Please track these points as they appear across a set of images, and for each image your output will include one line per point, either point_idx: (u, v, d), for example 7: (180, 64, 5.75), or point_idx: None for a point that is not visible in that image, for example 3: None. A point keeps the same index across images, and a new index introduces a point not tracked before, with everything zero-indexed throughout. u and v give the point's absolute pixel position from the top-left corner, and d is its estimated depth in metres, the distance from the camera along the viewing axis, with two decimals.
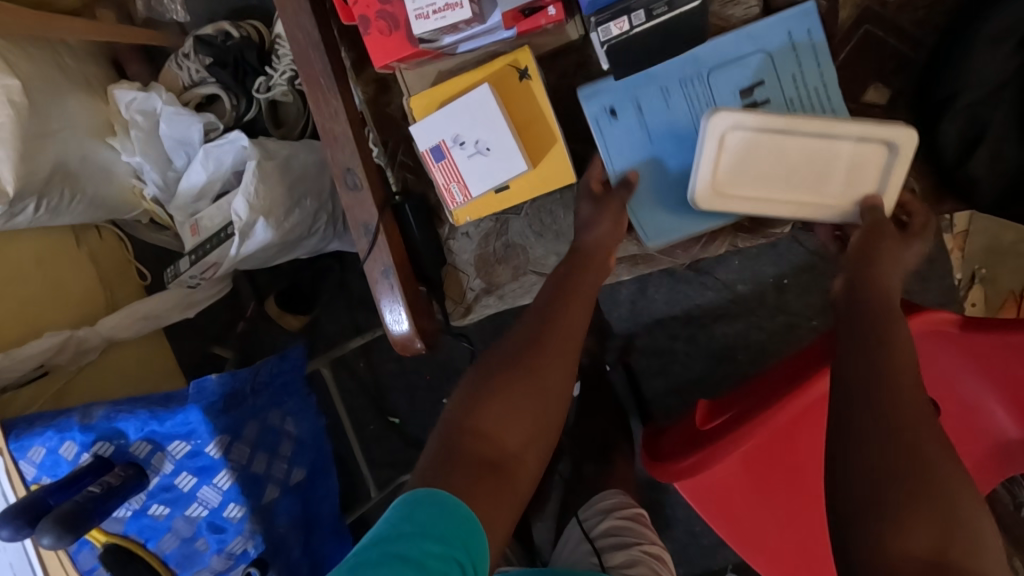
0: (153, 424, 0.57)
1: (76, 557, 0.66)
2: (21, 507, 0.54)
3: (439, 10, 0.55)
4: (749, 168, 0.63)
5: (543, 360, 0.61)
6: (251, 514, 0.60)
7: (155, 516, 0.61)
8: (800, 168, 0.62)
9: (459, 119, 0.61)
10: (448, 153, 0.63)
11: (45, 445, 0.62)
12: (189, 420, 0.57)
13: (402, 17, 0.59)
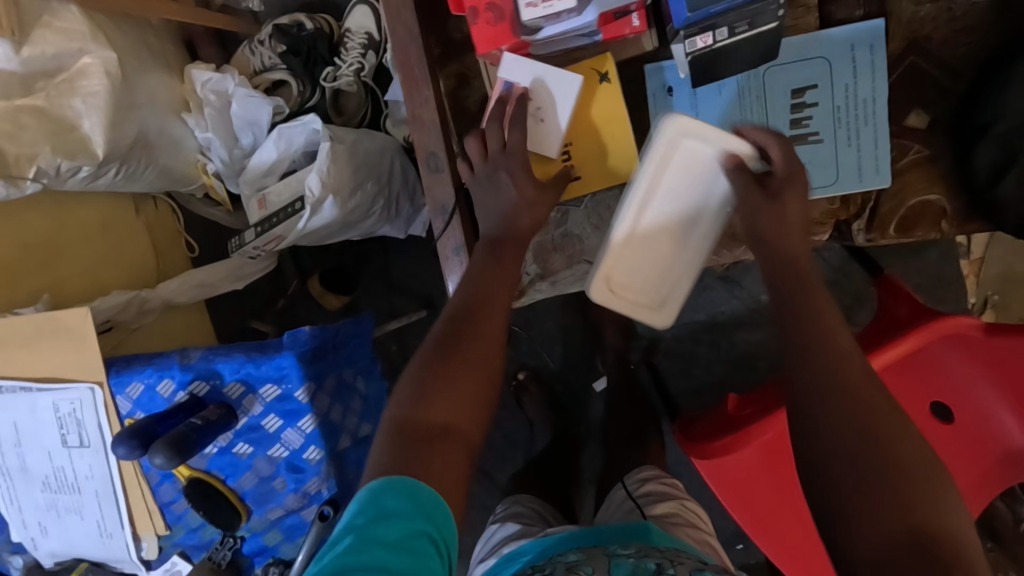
0: (249, 367, 0.64)
1: (156, 489, 0.70)
2: (133, 431, 0.62)
3: (546, 1, 0.60)
4: (635, 254, 0.70)
5: (482, 337, 0.60)
6: (326, 458, 0.66)
7: (239, 454, 0.67)
8: (663, 217, 0.69)
9: (546, 78, 0.68)
10: (516, 91, 0.69)
11: (143, 382, 0.67)
12: (283, 364, 0.63)
13: (508, 12, 0.64)
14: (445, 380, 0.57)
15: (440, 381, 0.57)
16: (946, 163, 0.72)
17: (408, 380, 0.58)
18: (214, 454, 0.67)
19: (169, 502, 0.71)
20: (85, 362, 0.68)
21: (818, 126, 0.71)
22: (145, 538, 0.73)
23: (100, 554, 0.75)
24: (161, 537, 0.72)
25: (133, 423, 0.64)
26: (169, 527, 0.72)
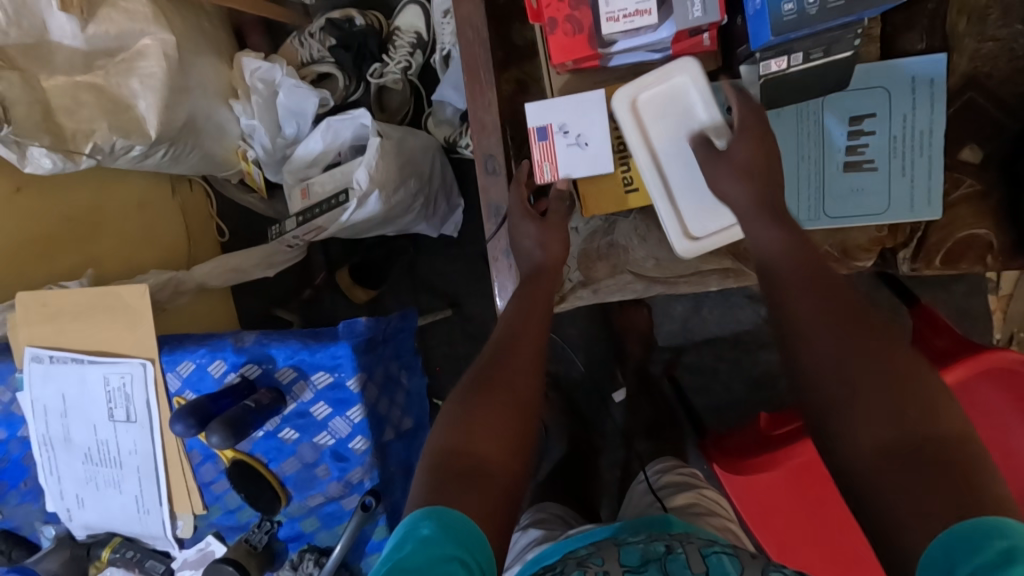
0: (303, 354, 0.65)
1: (198, 469, 0.71)
2: (191, 409, 0.63)
3: (629, 14, 0.59)
4: (692, 197, 0.70)
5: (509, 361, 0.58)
6: (370, 449, 0.66)
7: (284, 439, 0.68)
8: (682, 151, 0.69)
9: (571, 112, 0.70)
10: (551, 136, 0.71)
11: (194, 361, 0.68)
12: (337, 353, 0.64)
13: (586, 23, 0.62)
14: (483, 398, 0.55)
15: (475, 406, 0.53)
16: (997, 199, 0.73)
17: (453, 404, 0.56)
18: (260, 436, 0.68)
19: (209, 482, 0.72)
20: (139, 338, 0.69)
21: (874, 154, 0.72)
22: (181, 517, 0.73)
23: (134, 529, 0.75)
24: (197, 516, 0.73)
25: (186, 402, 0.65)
26: (206, 508, 0.72)
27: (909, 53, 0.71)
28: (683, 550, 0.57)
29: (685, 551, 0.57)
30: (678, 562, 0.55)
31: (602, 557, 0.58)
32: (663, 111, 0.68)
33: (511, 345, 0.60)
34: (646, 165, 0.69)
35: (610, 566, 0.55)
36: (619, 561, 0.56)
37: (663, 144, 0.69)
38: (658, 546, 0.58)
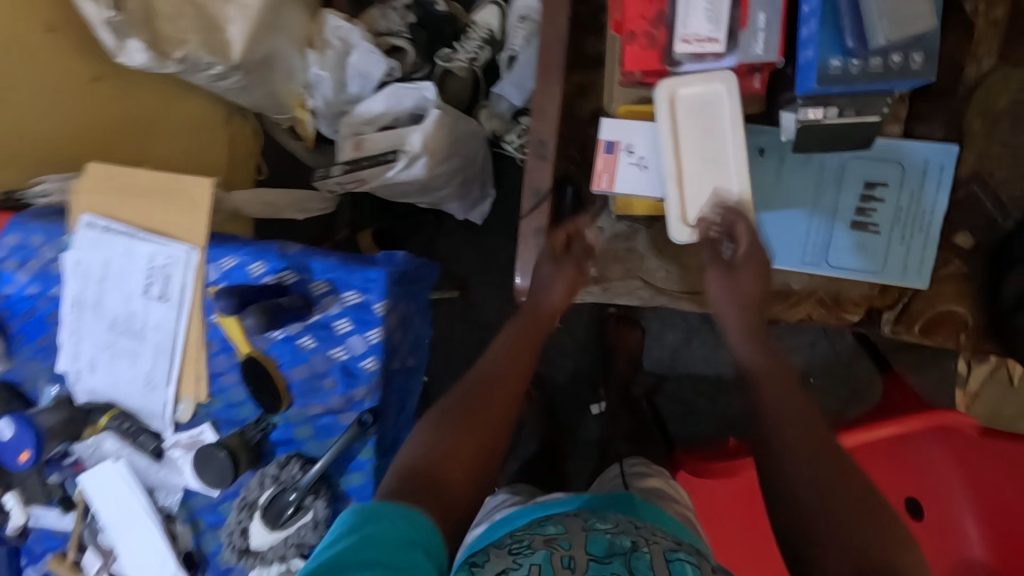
0: (341, 271, 0.71)
1: (212, 359, 0.76)
2: (232, 293, 0.71)
3: (700, 40, 0.68)
4: (699, 190, 0.72)
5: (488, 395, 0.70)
6: (378, 371, 0.72)
7: (301, 346, 0.73)
8: (704, 148, 0.71)
9: (639, 134, 0.75)
10: (617, 152, 0.75)
11: (236, 259, 0.74)
12: (372, 277, 0.70)
13: (661, 41, 0.70)
14: (452, 434, 0.65)
15: (441, 439, 0.65)
16: (979, 283, 0.81)
17: (422, 433, 0.66)
18: (280, 338, 0.73)
19: (219, 372, 0.76)
20: (191, 226, 0.75)
21: (880, 219, 0.80)
22: (183, 401, 0.78)
23: (134, 403, 0.79)
24: (199, 404, 0.77)
25: (226, 290, 0.73)
26: (209, 398, 0.77)
27: (928, 138, 0.80)
28: (650, 552, 0.63)
29: (652, 554, 0.63)
30: (643, 563, 0.61)
31: (568, 540, 0.65)
32: (698, 108, 0.70)
33: (488, 384, 0.71)
34: (669, 147, 0.71)
35: (578, 553, 0.62)
36: (586, 548, 0.63)
37: (689, 134, 0.71)
38: (626, 543, 0.64)
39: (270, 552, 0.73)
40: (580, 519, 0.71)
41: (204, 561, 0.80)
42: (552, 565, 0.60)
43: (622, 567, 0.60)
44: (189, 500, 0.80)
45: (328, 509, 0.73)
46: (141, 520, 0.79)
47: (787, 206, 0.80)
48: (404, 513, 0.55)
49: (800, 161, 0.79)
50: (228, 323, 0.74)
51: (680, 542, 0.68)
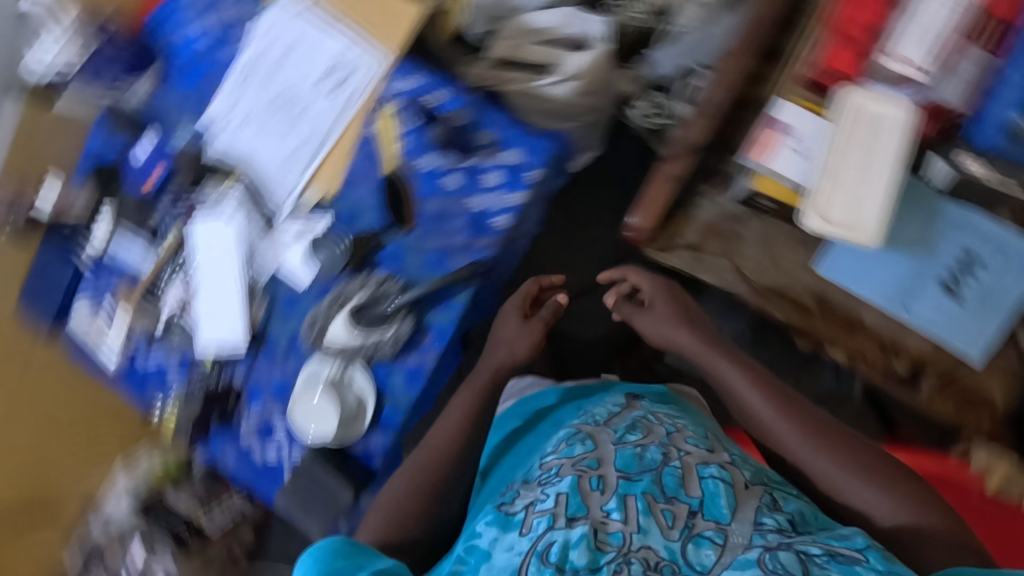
0: (511, 132, 0.77)
1: (355, 163, 0.81)
2: (414, 112, 0.79)
3: (907, 64, 0.80)
4: (844, 190, 0.78)
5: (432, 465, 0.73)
6: (505, 230, 0.77)
7: (444, 182, 0.78)
8: (861, 157, 0.78)
9: (808, 126, 0.81)
10: (783, 133, 0.82)
11: (420, 86, 0.80)
12: (537, 147, 0.77)
13: (865, 57, 0.82)
14: (403, 498, 0.71)
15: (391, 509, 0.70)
16: None
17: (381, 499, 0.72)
18: (427, 167, 0.78)
19: (355, 177, 0.81)
20: (388, 42, 0.81)
21: (970, 289, 0.83)
22: (311, 189, 0.83)
23: (264, 175, 0.84)
24: (323, 199, 0.82)
25: (404, 106, 0.80)
26: (334, 197, 0.82)
27: None
28: (681, 463, 0.67)
29: (683, 466, 0.67)
30: (673, 481, 0.65)
31: (591, 441, 0.70)
32: (872, 123, 0.78)
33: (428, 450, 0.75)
34: (830, 145, 0.79)
35: (606, 470, 0.66)
36: (616, 464, 0.67)
37: (853, 140, 0.78)
38: (657, 457, 0.68)
39: (343, 350, 0.79)
40: (592, 418, 0.77)
41: (269, 340, 0.85)
42: (580, 490, 0.64)
43: (654, 488, 0.64)
44: (274, 280, 0.84)
45: (409, 325, 0.78)
46: (230, 276, 0.84)
47: (892, 243, 0.84)
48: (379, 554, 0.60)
49: (920, 207, 0.84)
50: (386, 137, 0.79)
51: (713, 449, 0.71)
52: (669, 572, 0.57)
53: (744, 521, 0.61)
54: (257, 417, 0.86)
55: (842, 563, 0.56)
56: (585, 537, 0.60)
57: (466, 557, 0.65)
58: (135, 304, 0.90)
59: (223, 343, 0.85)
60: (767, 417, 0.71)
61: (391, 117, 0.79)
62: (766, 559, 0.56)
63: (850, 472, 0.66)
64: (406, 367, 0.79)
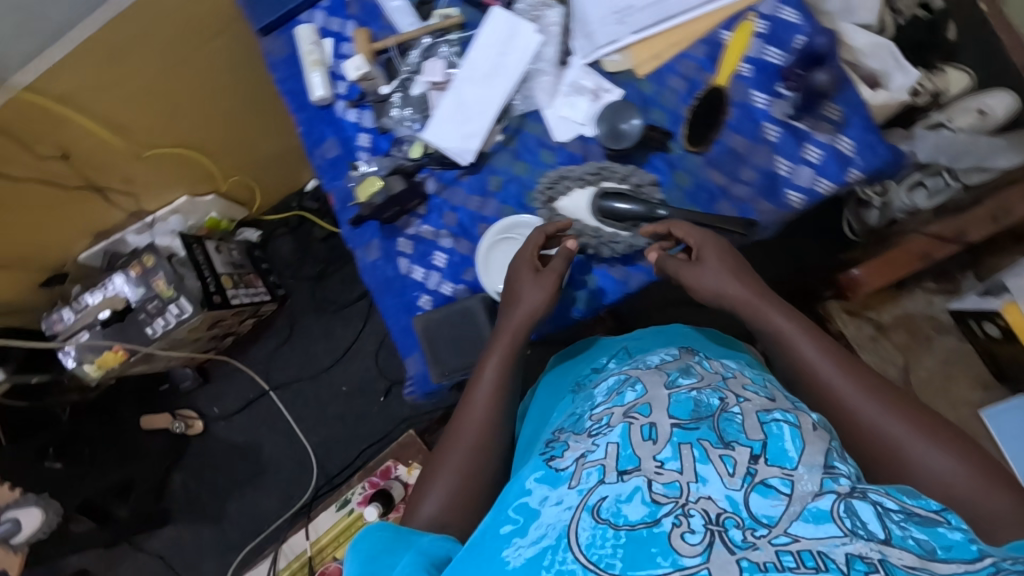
0: (861, 122, 0.70)
1: (687, 57, 0.74)
2: (777, 45, 0.72)
3: None
4: None
5: (472, 415, 0.71)
6: (792, 209, 0.71)
7: (762, 128, 0.72)
8: None
9: None
10: None
11: (798, 21, 0.72)
12: (877, 153, 0.69)
13: None
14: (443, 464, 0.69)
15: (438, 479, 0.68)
16: None
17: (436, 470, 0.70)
18: (754, 108, 0.72)
19: (677, 70, 0.75)
20: None
21: None
22: (625, 52, 0.76)
23: (587, 12, 0.77)
24: (631, 71, 0.76)
25: (771, 31, 0.72)
26: (641, 79, 0.75)
27: None
28: (740, 410, 0.62)
29: (743, 412, 0.62)
30: (734, 427, 0.60)
31: (643, 387, 0.67)
32: None
33: (468, 405, 0.72)
34: None
35: (660, 418, 0.61)
36: (670, 411, 0.62)
37: None
38: (715, 402, 0.63)
39: (571, 225, 0.75)
40: (644, 364, 0.74)
41: (483, 169, 0.80)
42: (631, 441, 0.59)
43: (712, 434, 0.59)
44: (528, 119, 0.79)
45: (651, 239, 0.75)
46: (498, 88, 0.77)
47: None
48: (422, 533, 0.62)
49: None
50: (732, 53, 0.73)
51: (774, 396, 0.66)
52: (733, 525, 0.51)
53: (813, 466, 0.55)
54: (426, 233, 0.82)
55: (922, 524, 0.52)
56: (639, 491, 0.55)
57: (511, 515, 0.58)
58: (371, 59, 0.82)
59: (450, 147, 0.78)
60: (831, 379, 0.64)
61: (749, 37, 0.72)
62: (839, 512, 0.51)
63: (920, 434, 0.60)
64: (603, 273, 0.77)
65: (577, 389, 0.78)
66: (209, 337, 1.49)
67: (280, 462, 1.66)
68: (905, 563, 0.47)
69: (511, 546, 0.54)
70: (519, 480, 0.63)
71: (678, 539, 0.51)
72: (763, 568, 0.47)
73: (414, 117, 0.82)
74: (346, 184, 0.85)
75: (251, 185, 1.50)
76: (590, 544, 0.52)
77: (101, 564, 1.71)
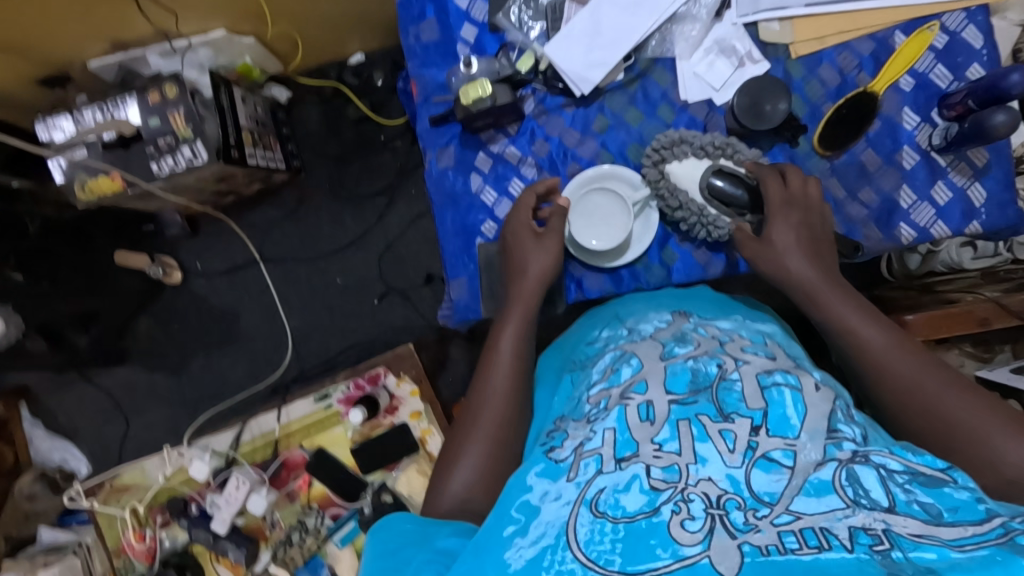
0: (996, 178, 0.72)
1: (847, 56, 0.75)
2: (939, 77, 0.74)
3: None
4: None
5: (497, 384, 0.70)
6: (900, 242, 0.74)
7: (898, 152, 0.74)
8: None
9: None
10: None
11: (970, 62, 0.74)
12: (1002, 212, 0.72)
13: None
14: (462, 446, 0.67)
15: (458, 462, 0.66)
16: None
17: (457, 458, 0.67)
18: (900, 128, 0.74)
19: (835, 66, 0.75)
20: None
21: None
22: (783, 25, 0.76)
23: None
24: (784, 47, 0.76)
25: (938, 62, 0.74)
26: (793, 60, 0.76)
27: None
28: (739, 376, 0.59)
29: (742, 379, 0.59)
30: (733, 397, 0.57)
31: (639, 361, 0.64)
32: None
33: (492, 371, 0.71)
34: None
35: (656, 397, 0.59)
36: (667, 387, 0.59)
37: None
38: (712, 371, 0.60)
39: (676, 194, 0.74)
40: (636, 334, 0.70)
41: (593, 105, 0.78)
42: (629, 424, 0.56)
43: (711, 407, 0.56)
44: (657, 65, 0.78)
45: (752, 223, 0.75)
46: (640, 20, 0.76)
47: None
48: (442, 525, 0.60)
49: None
50: (897, 62, 0.74)
51: (774, 358, 0.64)
52: (734, 506, 0.49)
53: (816, 433, 0.53)
54: (509, 155, 0.79)
55: (925, 484, 0.52)
56: (638, 479, 0.51)
57: (511, 512, 0.53)
58: None
59: (580, 66, 0.76)
60: (899, 370, 0.65)
61: (922, 49, 0.74)
62: (840, 480, 0.50)
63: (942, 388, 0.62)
64: (686, 253, 0.80)
65: (574, 365, 0.74)
66: (214, 190, 1.39)
67: (254, 335, 1.61)
68: (911, 532, 0.47)
69: (511, 546, 0.50)
70: (518, 474, 0.58)
71: (677, 527, 0.48)
72: (766, 552, 0.46)
73: (546, 23, 0.78)
74: (446, 78, 0.80)
75: (294, 41, 1.36)
76: (589, 540, 0.48)
77: (45, 386, 1.65)
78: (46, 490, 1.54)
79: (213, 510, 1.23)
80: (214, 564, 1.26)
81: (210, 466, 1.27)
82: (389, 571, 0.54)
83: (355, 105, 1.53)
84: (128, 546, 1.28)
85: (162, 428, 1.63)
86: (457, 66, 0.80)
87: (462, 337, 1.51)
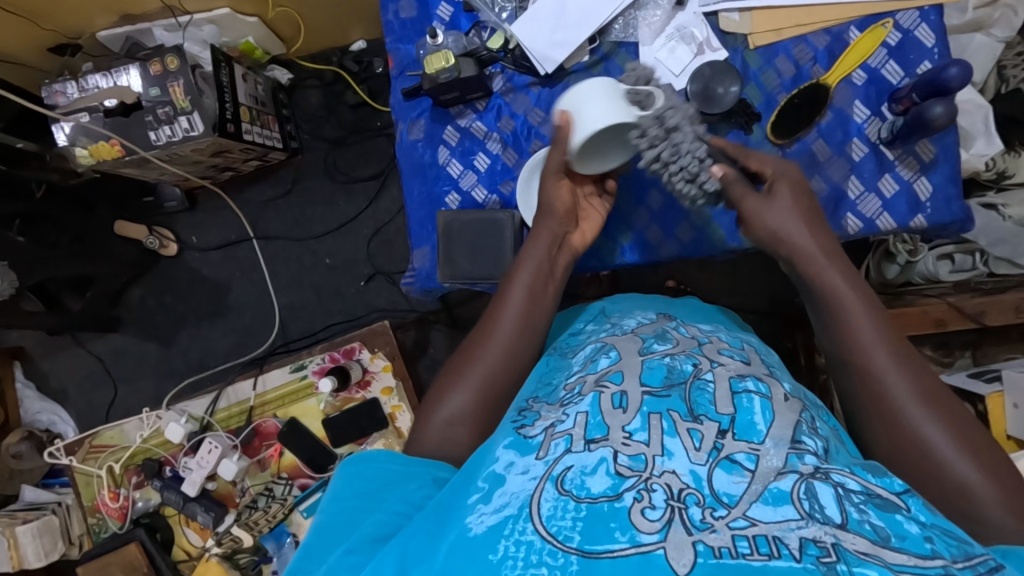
0: (941, 173, 0.75)
1: (806, 45, 0.78)
2: (890, 76, 0.77)
3: None
4: None
5: (500, 327, 0.72)
6: (846, 231, 0.76)
7: (847, 144, 0.77)
8: None
9: None
10: None
11: (921, 63, 0.76)
12: (942, 206, 0.75)
13: None
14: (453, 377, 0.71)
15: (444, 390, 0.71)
16: None
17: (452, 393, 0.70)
18: (851, 120, 0.77)
19: (792, 55, 0.78)
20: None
21: None
22: (744, 16, 0.79)
23: None
24: (742, 36, 0.79)
25: (892, 61, 0.76)
26: (751, 50, 0.79)
27: None
28: (713, 377, 0.61)
29: (715, 379, 0.60)
30: (705, 399, 0.58)
31: (618, 354, 0.66)
32: None
33: (503, 306, 0.73)
34: None
35: (630, 387, 0.60)
36: (642, 378, 0.61)
37: None
38: (687, 369, 0.62)
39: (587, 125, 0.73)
40: (620, 328, 0.72)
41: (558, 84, 0.82)
42: (601, 409, 0.57)
43: (682, 405, 0.57)
44: (621, 49, 0.81)
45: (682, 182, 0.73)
46: (604, 5, 0.79)
47: None
48: (424, 463, 0.65)
49: None
50: (852, 56, 0.77)
51: (749, 362, 0.66)
52: (694, 502, 0.49)
53: (780, 441, 0.53)
54: (475, 130, 0.83)
55: (880, 508, 0.49)
56: (604, 462, 0.53)
57: (478, 482, 0.55)
58: None
59: (546, 46, 0.79)
60: (878, 361, 0.63)
61: (876, 45, 0.76)
62: (799, 493, 0.49)
63: (915, 398, 0.60)
64: (640, 233, 0.84)
65: (554, 352, 0.76)
66: (211, 163, 1.43)
67: (244, 310, 1.64)
68: (858, 549, 0.45)
69: (474, 512, 0.52)
70: (490, 446, 0.59)
71: (637, 514, 0.49)
72: (717, 555, 0.45)
73: (513, 7, 0.82)
74: (417, 52, 0.85)
75: (296, 23, 1.40)
76: (551, 516, 0.49)
77: (39, 348, 1.70)
78: (32, 450, 1.58)
79: (185, 473, 1.26)
80: (184, 526, 1.29)
81: (186, 429, 1.29)
82: (363, 508, 0.60)
83: (354, 91, 1.57)
84: (102, 504, 1.31)
85: (150, 395, 1.67)
86: (425, 40, 0.84)
87: (445, 322, 1.54)
